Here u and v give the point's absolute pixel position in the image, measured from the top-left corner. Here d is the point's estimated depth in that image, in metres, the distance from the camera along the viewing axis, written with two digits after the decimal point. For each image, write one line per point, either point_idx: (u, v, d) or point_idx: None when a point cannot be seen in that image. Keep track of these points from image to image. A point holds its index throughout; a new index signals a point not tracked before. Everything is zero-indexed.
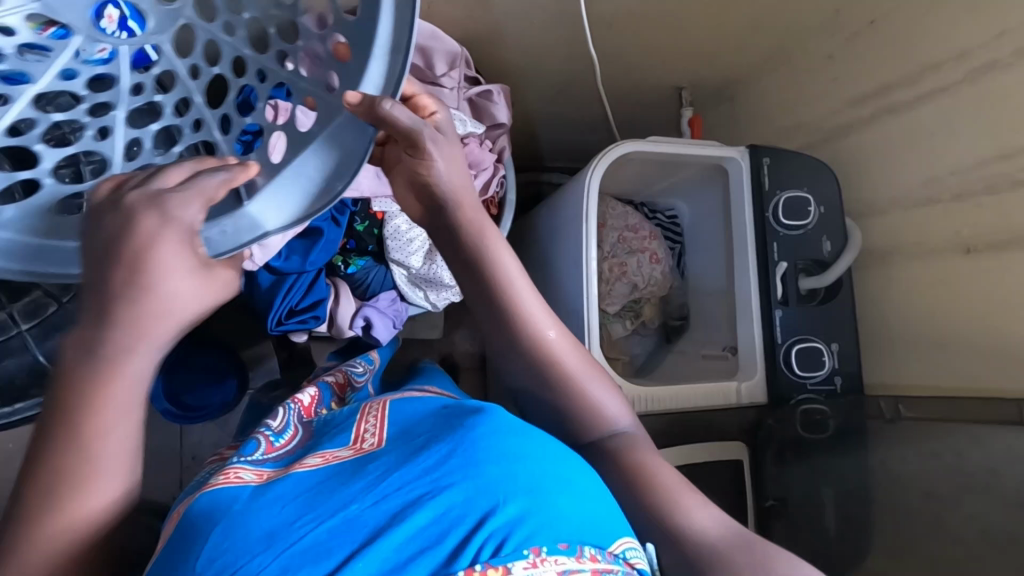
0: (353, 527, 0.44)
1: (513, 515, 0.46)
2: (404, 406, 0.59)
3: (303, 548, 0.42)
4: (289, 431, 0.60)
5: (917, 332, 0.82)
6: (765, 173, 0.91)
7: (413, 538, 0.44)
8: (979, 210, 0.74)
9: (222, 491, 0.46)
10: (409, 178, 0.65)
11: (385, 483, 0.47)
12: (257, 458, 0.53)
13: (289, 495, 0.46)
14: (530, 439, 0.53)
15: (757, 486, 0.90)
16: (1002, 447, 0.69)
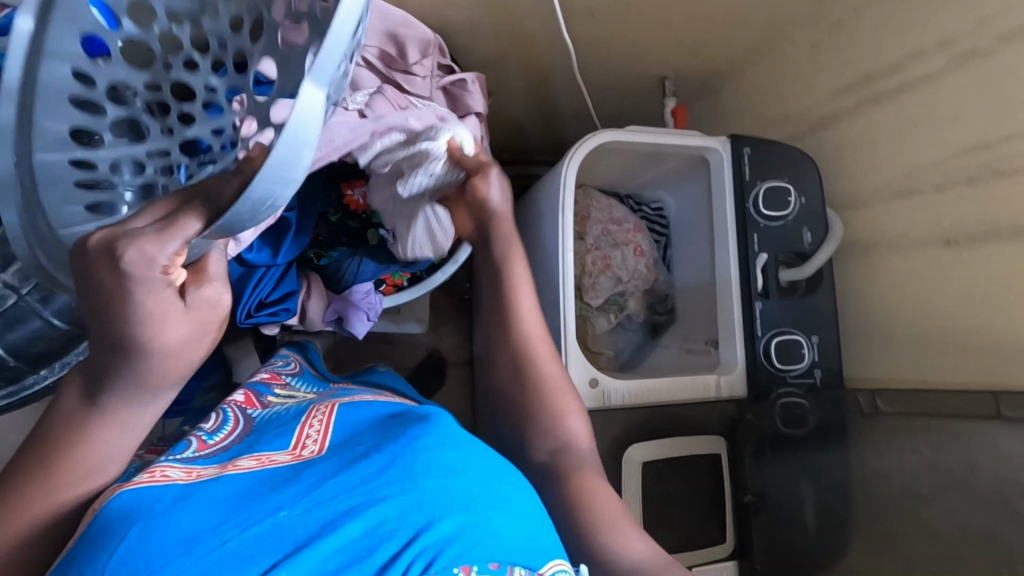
0: (280, 533, 0.42)
1: (446, 532, 0.45)
2: (351, 415, 0.60)
3: (223, 553, 0.40)
4: (223, 430, 0.58)
5: (898, 325, 0.80)
6: (746, 164, 0.90)
7: (342, 550, 0.42)
8: (958, 201, 0.73)
9: (145, 490, 0.43)
10: (466, 204, 0.71)
11: (319, 490, 0.46)
12: (187, 456, 0.51)
13: (215, 499, 0.44)
14: (468, 454, 0.53)
15: (736, 481, 0.89)
16: (980, 442, 0.68)
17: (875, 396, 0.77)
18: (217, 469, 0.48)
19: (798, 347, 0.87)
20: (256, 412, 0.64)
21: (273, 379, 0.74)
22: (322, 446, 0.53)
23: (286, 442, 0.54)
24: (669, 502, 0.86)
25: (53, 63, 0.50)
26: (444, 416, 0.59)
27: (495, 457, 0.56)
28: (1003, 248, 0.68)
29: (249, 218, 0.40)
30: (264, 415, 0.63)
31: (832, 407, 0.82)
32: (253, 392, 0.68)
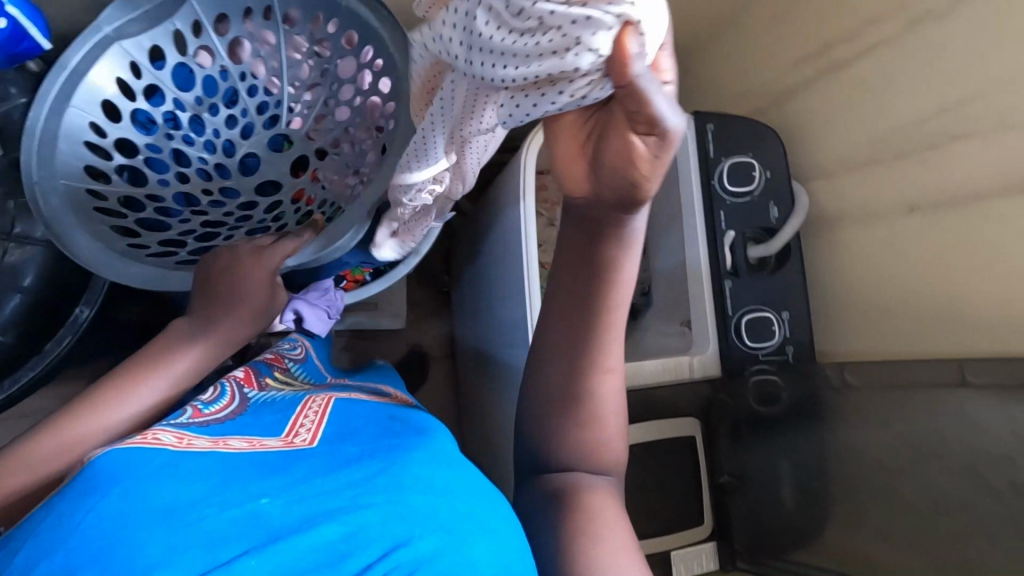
0: (256, 524, 0.43)
1: (422, 551, 0.45)
2: (348, 414, 0.60)
3: (203, 528, 0.42)
4: (220, 400, 0.61)
5: (866, 297, 0.79)
6: (710, 140, 0.88)
7: (316, 552, 0.43)
8: (919, 168, 0.71)
9: (138, 452, 0.46)
10: (612, 147, 0.46)
11: (302, 486, 0.47)
12: (181, 423, 0.54)
13: (202, 474, 0.45)
14: (459, 471, 0.53)
15: (711, 463, 0.88)
16: (948, 412, 0.67)
17: (843, 369, 0.77)
18: (209, 443, 0.50)
19: (771, 325, 0.85)
20: (252, 391, 0.66)
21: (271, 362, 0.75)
22: (314, 437, 0.55)
23: (278, 429, 0.56)
24: (647, 486, 0.85)
25: (113, 56, 0.65)
26: (445, 431, 0.58)
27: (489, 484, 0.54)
28: (964, 214, 0.67)
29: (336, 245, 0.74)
30: (262, 396, 0.65)
31: (805, 381, 0.81)
32: (252, 371, 0.70)
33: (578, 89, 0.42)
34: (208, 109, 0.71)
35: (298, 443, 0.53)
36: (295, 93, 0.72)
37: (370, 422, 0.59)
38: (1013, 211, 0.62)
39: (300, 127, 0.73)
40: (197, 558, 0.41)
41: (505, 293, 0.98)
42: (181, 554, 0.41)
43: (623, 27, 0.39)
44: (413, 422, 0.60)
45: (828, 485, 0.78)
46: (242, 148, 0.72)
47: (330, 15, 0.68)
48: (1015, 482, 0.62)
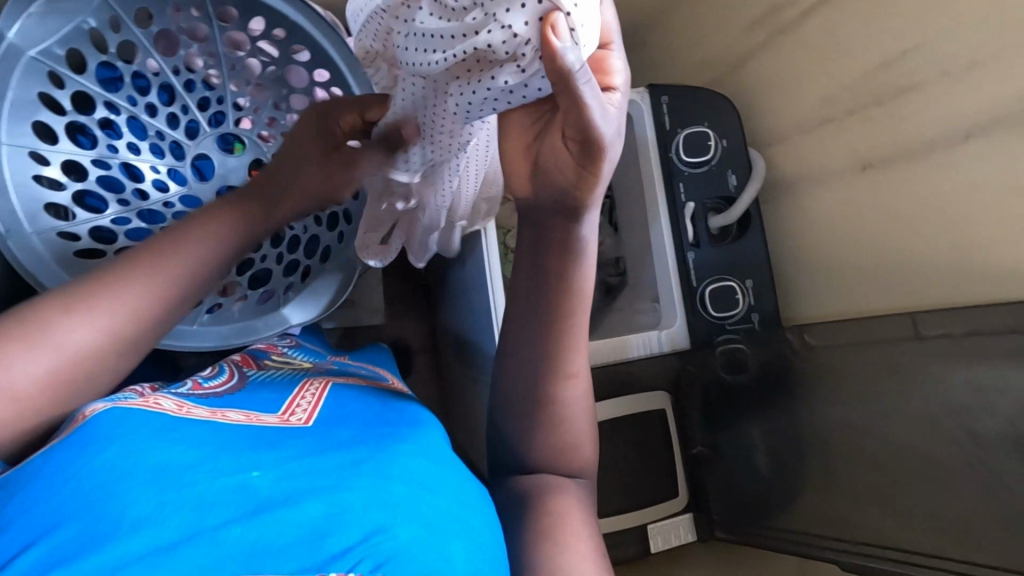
0: (242, 495, 0.41)
1: (403, 537, 0.42)
2: (346, 395, 0.59)
3: (190, 492, 0.39)
4: (221, 376, 0.61)
5: (827, 259, 0.79)
6: (665, 111, 0.88)
7: (300, 530, 0.40)
8: (870, 123, 0.71)
9: (133, 414, 0.44)
10: (546, 150, 0.44)
11: (292, 463, 0.44)
12: (181, 393, 0.55)
13: (195, 441, 0.44)
14: (446, 467, 0.51)
15: (683, 435, 0.88)
16: (909, 366, 0.67)
17: (803, 332, 0.78)
18: (206, 413, 0.50)
19: (735, 294, 0.85)
20: (253, 369, 0.64)
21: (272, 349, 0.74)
22: (310, 417, 0.53)
23: (275, 407, 0.55)
24: (622, 465, 0.84)
25: (33, 72, 0.63)
26: (437, 427, 0.57)
27: (470, 479, 0.53)
28: (916, 165, 0.66)
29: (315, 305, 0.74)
30: (262, 373, 0.64)
31: (767, 346, 0.82)
32: (252, 355, 0.68)
33: (512, 75, 0.38)
34: (143, 110, 0.72)
35: (294, 422, 0.52)
36: (237, 91, 0.76)
37: (363, 407, 0.57)
38: (961, 162, 0.62)
39: (250, 127, 0.78)
40: (179, 522, 0.38)
41: (469, 279, 0.97)
42: (169, 513, 0.38)
43: (541, 13, 0.34)
44: (409, 413, 0.58)
45: (801, 448, 0.77)
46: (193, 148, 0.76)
47: (270, 19, 0.71)
48: (971, 430, 0.61)
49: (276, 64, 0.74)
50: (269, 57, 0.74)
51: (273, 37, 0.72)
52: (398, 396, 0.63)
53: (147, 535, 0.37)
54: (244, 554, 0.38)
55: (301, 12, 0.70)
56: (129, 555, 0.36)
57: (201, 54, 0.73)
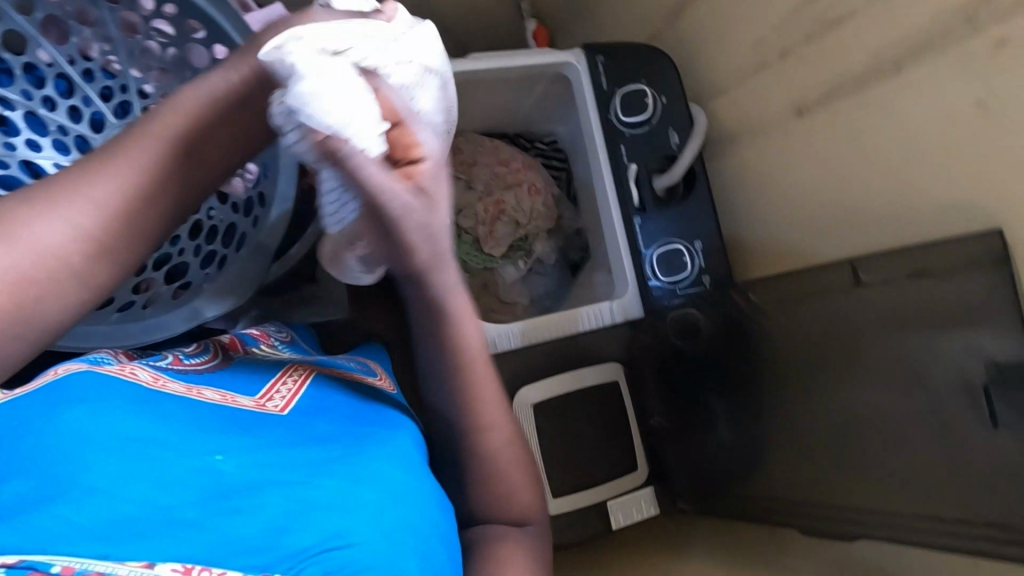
0: (205, 479, 0.40)
1: (353, 549, 0.39)
2: (332, 381, 0.56)
3: (151, 471, 0.39)
4: (202, 357, 0.58)
5: (775, 211, 0.75)
6: (601, 72, 0.84)
7: (256, 524, 0.38)
8: (802, 64, 0.67)
9: (114, 387, 0.44)
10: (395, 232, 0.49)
11: (262, 454, 0.43)
12: (159, 367, 0.52)
13: (170, 417, 0.43)
14: (413, 467, 0.49)
15: (641, 407, 0.85)
16: (853, 316, 0.63)
17: (747, 291, 0.74)
18: (182, 389, 0.48)
19: (683, 258, 0.82)
20: (237, 353, 0.60)
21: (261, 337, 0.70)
22: (288, 404, 0.50)
23: (255, 390, 0.52)
24: (580, 441, 0.81)
25: None
26: (412, 429, 0.54)
27: (435, 482, 0.51)
28: (851, 102, 0.62)
29: (230, 290, 0.70)
30: (248, 356, 0.59)
31: (717, 306, 0.77)
32: (241, 339, 0.64)
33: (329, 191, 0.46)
34: (41, 104, 0.66)
35: (269, 408, 0.49)
36: (140, 77, 0.71)
37: (349, 402, 0.54)
38: (889, 95, 0.59)
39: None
40: (138, 496, 0.38)
41: None
42: (127, 487, 0.38)
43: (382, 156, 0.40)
44: (389, 412, 0.55)
45: (761, 412, 0.73)
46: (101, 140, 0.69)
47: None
48: (919, 377, 0.58)
49: (173, 45, 0.70)
50: (165, 36, 0.69)
51: (165, 13, 0.68)
52: (382, 396, 0.59)
53: (104, 503, 0.36)
54: (195, 538, 0.37)
55: None
56: (79, 516, 0.35)
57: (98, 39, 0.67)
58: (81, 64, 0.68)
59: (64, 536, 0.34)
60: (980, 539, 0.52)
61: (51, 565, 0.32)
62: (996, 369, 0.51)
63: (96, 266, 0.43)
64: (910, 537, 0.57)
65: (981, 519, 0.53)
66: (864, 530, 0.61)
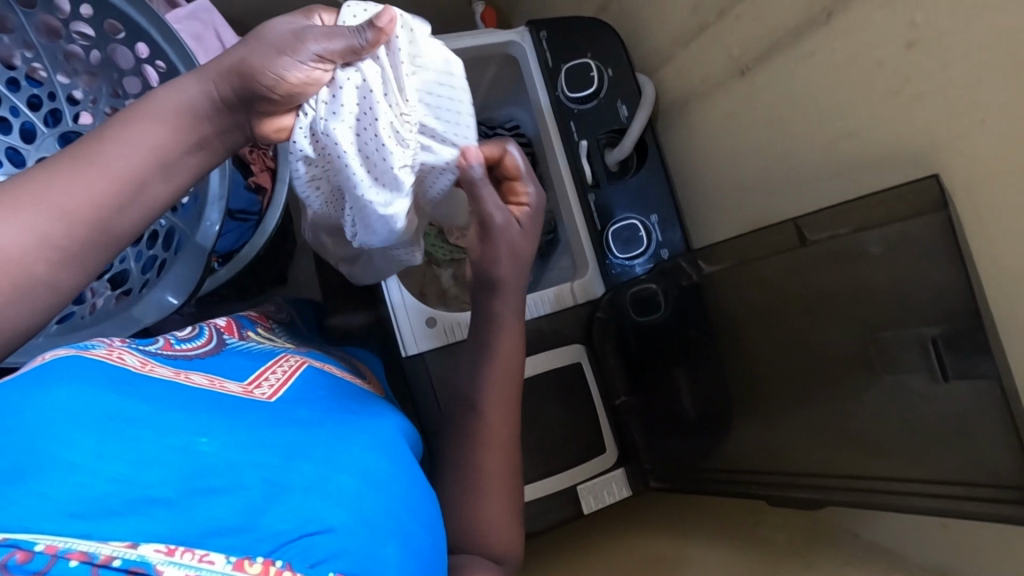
0: (185, 459, 0.35)
1: (342, 541, 0.37)
2: (320, 376, 0.54)
3: (136, 446, 0.34)
4: (197, 339, 0.55)
5: (729, 177, 0.73)
6: (546, 48, 0.81)
7: (235, 504, 0.34)
8: (739, 22, 0.64)
9: (94, 363, 0.39)
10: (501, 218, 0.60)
11: (245, 433, 0.39)
12: (148, 350, 0.48)
13: (152, 396, 0.39)
14: (398, 459, 0.46)
15: (607, 387, 0.82)
16: (803, 279, 0.61)
17: (697, 259, 0.72)
18: (170, 372, 0.44)
19: (640, 233, 0.80)
20: (234, 338, 0.58)
21: (259, 319, 0.69)
22: (275, 393, 0.47)
23: (242, 375, 0.49)
24: (550, 424, 0.79)
25: None
26: (397, 422, 0.52)
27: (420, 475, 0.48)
28: (788, 58, 0.60)
29: (176, 287, 0.68)
30: (242, 343, 0.58)
31: (671, 277, 0.74)
32: (238, 323, 0.63)
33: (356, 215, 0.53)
34: None
35: (258, 395, 0.45)
36: (68, 82, 0.68)
37: (334, 393, 0.51)
38: (826, 45, 0.56)
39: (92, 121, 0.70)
40: (121, 473, 0.33)
41: None
42: (112, 464, 0.33)
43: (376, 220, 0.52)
44: (372, 405, 0.53)
45: (727, 383, 0.71)
46: (32, 151, 0.67)
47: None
48: (876, 337, 0.56)
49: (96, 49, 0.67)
50: (87, 39, 0.66)
51: (83, 15, 0.64)
52: (371, 397, 0.56)
53: (79, 478, 0.31)
54: (175, 518, 0.33)
55: None
56: (62, 493, 0.30)
57: (17, 44, 0.65)
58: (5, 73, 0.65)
59: (38, 513, 0.29)
60: (943, 498, 0.51)
61: (34, 543, 0.28)
62: (949, 323, 0.50)
63: (60, 275, 0.39)
64: (872, 499, 0.56)
65: (944, 477, 0.52)
66: (829, 495, 0.60)
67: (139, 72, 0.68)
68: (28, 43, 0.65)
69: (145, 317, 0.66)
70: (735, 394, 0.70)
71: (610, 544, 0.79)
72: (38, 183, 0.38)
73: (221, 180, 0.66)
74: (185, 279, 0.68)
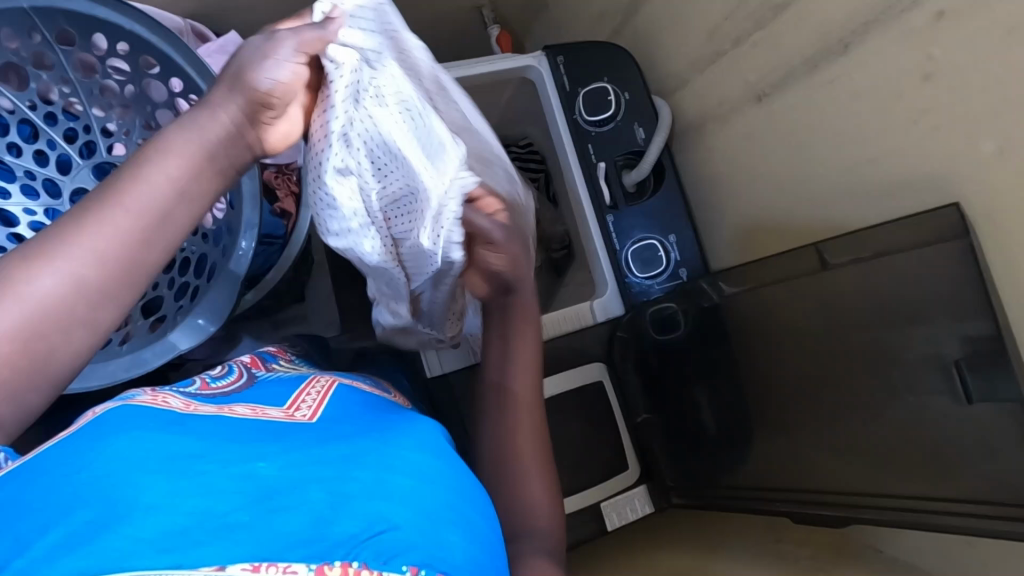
0: (248, 484, 0.37)
1: (408, 535, 0.38)
2: (353, 393, 0.55)
3: (199, 480, 0.36)
4: (230, 376, 0.57)
5: (745, 200, 0.75)
6: (563, 72, 0.83)
7: (305, 516, 0.36)
8: (757, 50, 0.65)
9: (140, 411, 0.41)
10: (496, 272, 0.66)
11: (295, 454, 0.41)
12: (187, 391, 0.50)
13: (201, 433, 0.40)
14: (441, 456, 0.47)
15: (627, 405, 0.84)
16: (820, 301, 0.62)
17: (718, 280, 0.74)
18: (214, 409, 0.46)
19: (658, 252, 0.82)
20: (262, 371, 0.60)
21: (280, 352, 0.71)
22: (316, 415, 0.49)
23: (281, 401, 0.51)
24: (572, 442, 0.81)
25: None
26: (434, 422, 0.54)
27: (467, 472, 0.49)
28: (808, 85, 0.61)
29: (204, 310, 0.69)
30: (271, 374, 0.60)
31: (692, 298, 0.77)
32: (261, 357, 0.66)
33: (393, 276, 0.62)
34: (5, 150, 0.65)
35: (299, 418, 0.47)
36: (103, 115, 0.70)
37: (368, 407, 0.53)
38: (844, 74, 0.57)
39: (125, 152, 0.71)
40: (194, 505, 0.34)
41: None
42: (179, 499, 0.34)
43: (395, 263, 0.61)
44: (402, 411, 0.55)
45: (746, 403, 0.72)
46: (70, 183, 0.69)
47: (112, 35, 0.64)
48: (895, 358, 0.57)
49: (131, 83, 0.68)
50: (121, 74, 0.67)
51: (119, 52, 0.66)
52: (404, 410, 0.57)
53: (153, 518, 0.33)
54: (251, 536, 0.34)
55: (145, 24, 0.63)
56: (142, 531, 0.32)
57: (52, 80, 0.66)
58: (42, 108, 0.66)
59: (128, 552, 0.31)
60: (967, 516, 0.52)
61: None
62: (970, 344, 0.51)
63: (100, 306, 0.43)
64: (899, 518, 0.56)
65: (970, 496, 0.52)
66: (855, 512, 0.60)
67: (169, 102, 0.69)
68: (64, 80, 0.66)
69: (178, 343, 0.68)
70: (755, 412, 0.71)
71: (633, 561, 0.80)
72: (95, 225, 0.42)
73: (252, 210, 0.68)
74: (217, 304, 0.70)
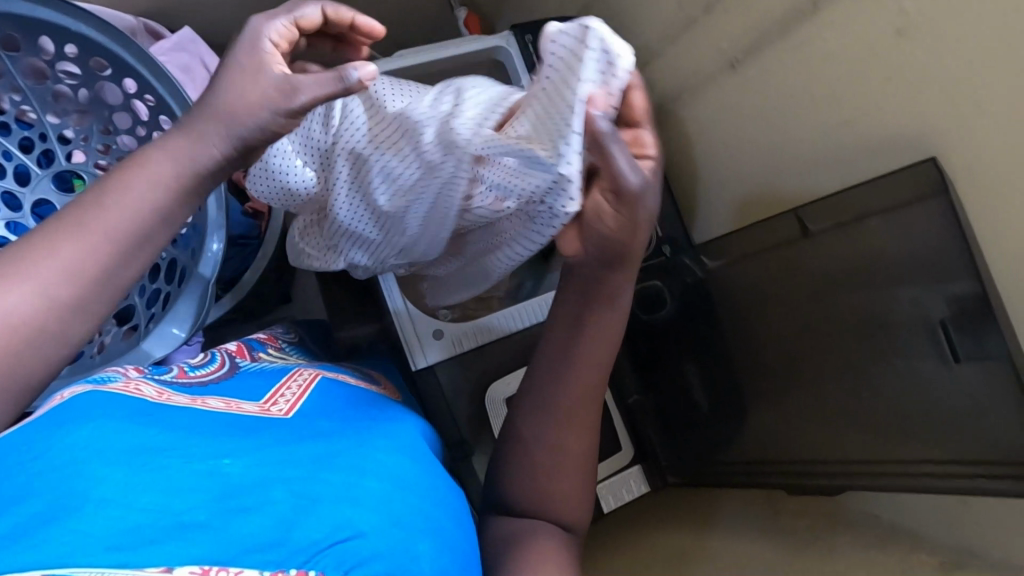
0: (212, 483, 0.35)
1: (373, 546, 0.37)
2: (335, 386, 0.54)
3: (161, 474, 0.34)
4: (210, 364, 0.55)
5: (726, 171, 0.73)
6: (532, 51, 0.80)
7: (267, 521, 0.35)
8: (726, 17, 0.63)
9: (116, 397, 0.39)
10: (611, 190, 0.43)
11: (266, 451, 0.39)
12: (164, 380, 0.48)
13: (170, 425, 0.38)
14: (417, 459, 0.46)
15: (617, 387, 0.82)
16: (805, 269, 0.61)
17: (701, 256, 0.74)
18: (187, 400, 0.44)
19: None
20: (246, 360, 0.59)
21: (270, 339, 0.70)
22: (293, 408, 0.47)
23: (258, 394, 0.49)
24: None
25: None
26: (415, 420, 0.53)
27: (443, 473, 0.48)
28: (780, 49, 0.59)
29: (179, 313, 0.68)
30: (255, 364, 0.58)
31: (677, 274, 0.76)
32: (248, 346, 0.64)
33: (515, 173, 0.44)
34: None
35: (274, 413, 0.46)
36: (58, 122, 0.67)
37: (348, 401, 0.52)
38: (815, 36, 0.56)
39: (85, 159, 0.69)
40: (152, 502, 0.33)
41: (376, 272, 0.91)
42: (140, 491, 0.33)
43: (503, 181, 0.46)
44: (386, 407, 0.54)
45: (737, 377, 0.71)
46: (30, 195, 0.66)
47: (62, 38, 0.61)
48: (884, 323, 0.56)
49: (85, 86, 0.66)
50: (74, 78, 0.65)
51: (69, 55, 0.63)
52: (388, 403, 0.56)
53: (112, 513, 0.31)
54: (209, 539, 0.33)
55: (98, 26, 0.61)
56: (95, 527, 0.30)
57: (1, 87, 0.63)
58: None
59: (78, 548, 0.29)
60: (961, 477, 0.51)
61: None
62: (958, 303, 0.50)
63: None
64: (888, 483, 0.56)
65: (964, 455, 0.51)
66: (849, 479, 0.60)
67: (126, 104, 0.67)
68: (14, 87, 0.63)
69: (154, 349, 0.66)
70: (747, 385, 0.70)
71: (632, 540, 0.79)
72: (68, 241, 0.38)
73: (218, 208, 0.67)
74: (191, 305, 0.68)
